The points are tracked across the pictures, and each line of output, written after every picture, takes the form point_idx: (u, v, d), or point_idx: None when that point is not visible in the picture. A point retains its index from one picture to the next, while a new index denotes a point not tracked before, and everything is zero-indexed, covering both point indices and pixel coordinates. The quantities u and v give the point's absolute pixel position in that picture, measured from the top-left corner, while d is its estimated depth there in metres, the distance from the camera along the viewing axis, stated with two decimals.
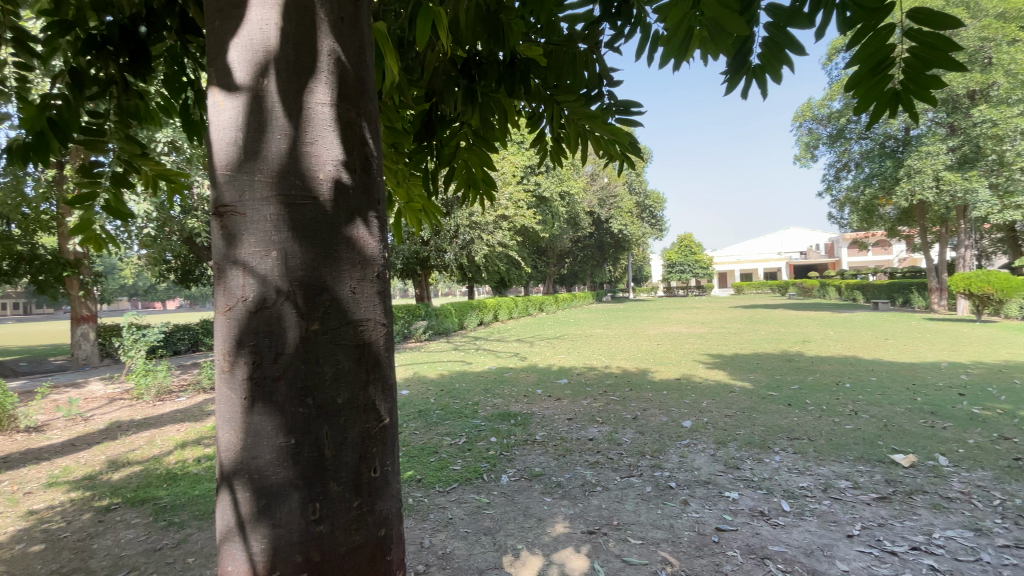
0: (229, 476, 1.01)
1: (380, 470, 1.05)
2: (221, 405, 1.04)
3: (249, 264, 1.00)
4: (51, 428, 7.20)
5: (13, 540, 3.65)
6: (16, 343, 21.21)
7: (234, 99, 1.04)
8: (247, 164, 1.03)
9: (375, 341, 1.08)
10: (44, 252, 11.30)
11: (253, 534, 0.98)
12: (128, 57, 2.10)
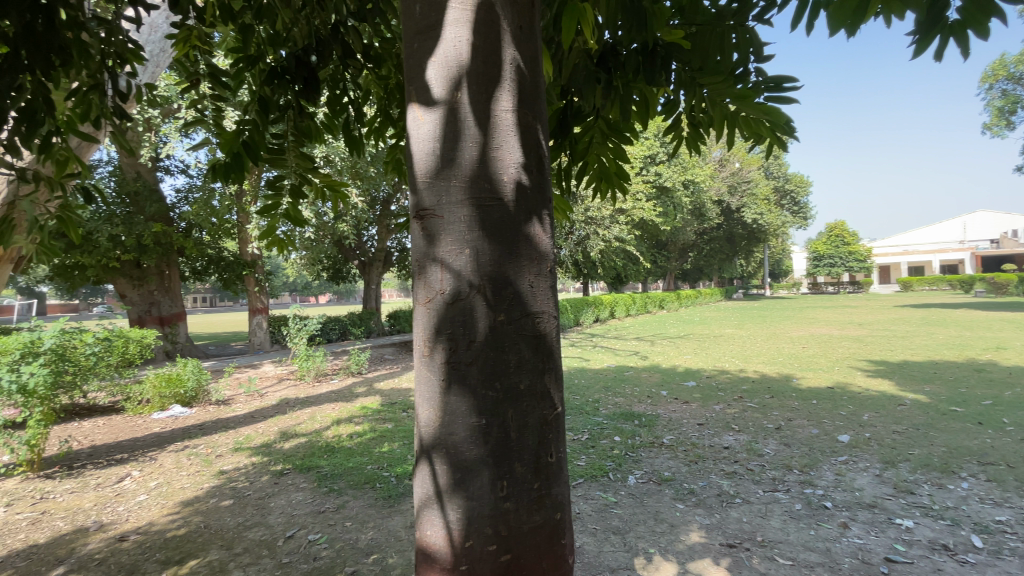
0: (428, 450, 1.13)
1: (555, 455, 1.14)
2: (419, 386, 1.15)
3: (446, 261, 1.10)
4: (238, 401, 8.67)
5: (214, 492, 4.47)
6: (211, 331, 25.95)
7: (432, 112, 1.14)
8: (443, 169, 1.12)
9: (548, 332, 1.16)
10: (229, 255, 13.79)
11: (450, 503, 1.09)
12: (301, 84, 2.39)
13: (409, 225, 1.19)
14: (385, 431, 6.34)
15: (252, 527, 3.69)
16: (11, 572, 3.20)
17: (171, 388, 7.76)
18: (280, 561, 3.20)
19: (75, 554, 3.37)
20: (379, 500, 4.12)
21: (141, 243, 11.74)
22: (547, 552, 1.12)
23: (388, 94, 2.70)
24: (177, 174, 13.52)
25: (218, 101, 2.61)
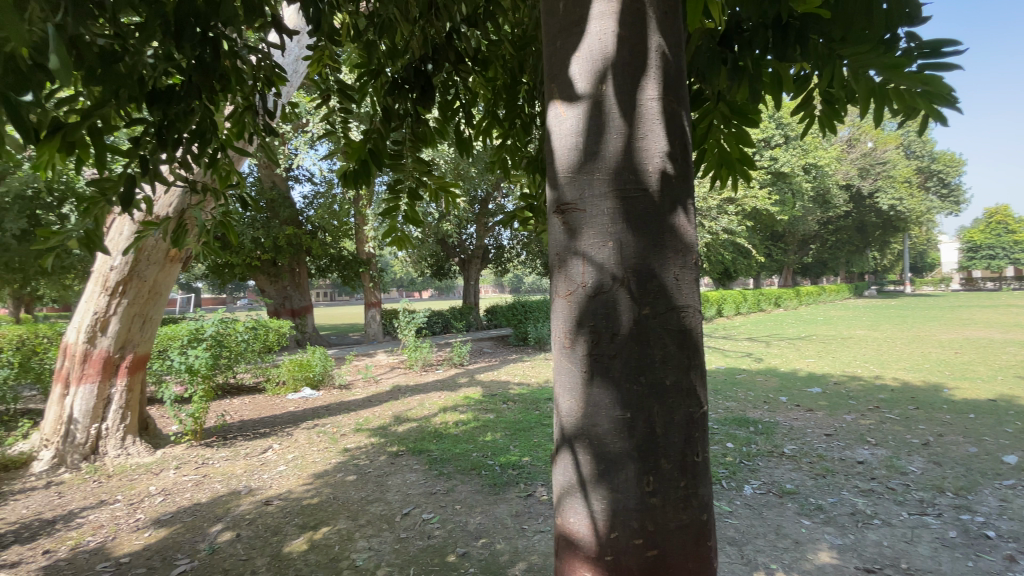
0: (570, 439, 1.12)
1: (701, 455, 1.09)
2: (561, 378, 1.15)
3: (589, 254, 1.10)
4: (357, 386, 9.50)
5: (340, 467, 4.95)
6: (333, 322, 28.83)
7: (575, 107, 1.15)
8: (585, 162, 1.12)
9: (694, 326, 1.11)
10: (348, 254, 15.12)
11: (594, 494, 1.08)
12: (419, 93, 2.54)
13: (550, 218, 1.20)
14: (488, 421, 6.56)
15: (373, 502, 4.03)
16: (186, 522, 3.81)
17: (302, 372, 8.73)
18: (398, 535, 3.47)
19: (231, 513, 3.92)
20: (485, 487, 4.29)
21: (274, 244, 13.29)
22: (693, 554, 1.07)
23: (495, 95, 2.77)
24: (304, 182, 15.07)
25: (345, 114, 2.81)
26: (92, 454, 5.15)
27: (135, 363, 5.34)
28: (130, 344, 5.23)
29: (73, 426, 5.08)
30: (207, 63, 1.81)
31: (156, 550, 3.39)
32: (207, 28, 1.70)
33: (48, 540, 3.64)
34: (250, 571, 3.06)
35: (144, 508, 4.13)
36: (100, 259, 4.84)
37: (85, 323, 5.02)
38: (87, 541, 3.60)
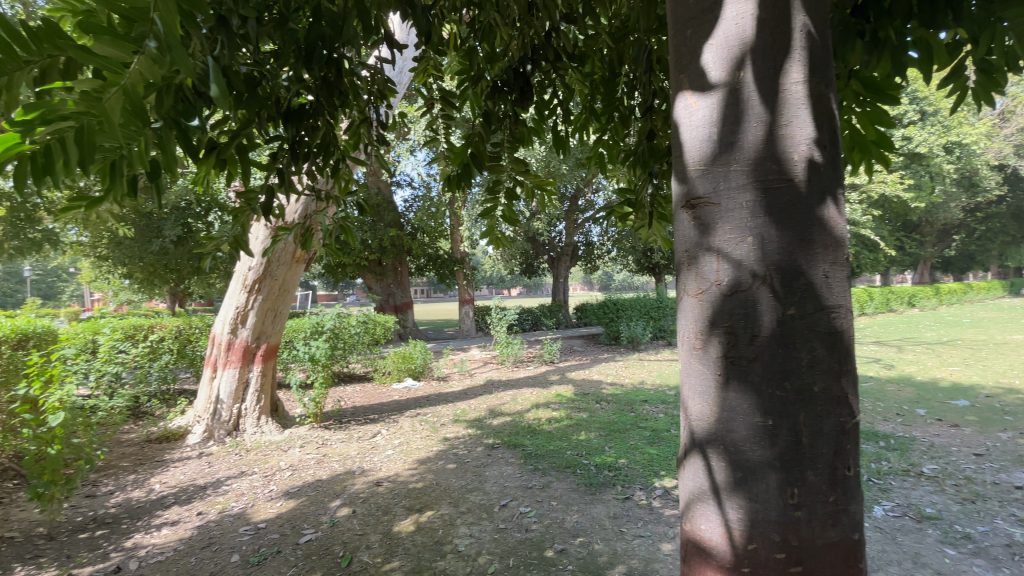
0: (702, 444, 1.07)
1: (853, 469, 0.99)
2: (690, 379, 1.11)
3: (725, 250, 1.04)
4: (453, 379, 9.91)
5: (441, 455, 5.20)
6: (430, 318, 30.35)
7: (708, 98, 1.10)
8: (721, 154, 1.06)
9: (845, 328, 1.02)
10: (444, 253, 15.81)
11: (729, 502, 1.02)
12: (517, 94, 2.49)
13: (677, 214, 1.16)
14: (581, 419, 6.52)
15: (473, 491, 4.19)
16: (310, 496, 4.23)
17: (405, 364, 9.30)
18: (497, 526, 3.57)
19: (347, 491, 4.29)
20: (581, 486, 4.27)
21: (378, 244, 14.26)
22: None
23: (592, 88, 2.69)
24: (405, 186, 16.01)
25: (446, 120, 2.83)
26: (233, 431, 5.90)
27: (268, 352, 6.02)
28: (264, 334, 5.92)
29: (219, 405, 5.87)
30: (332, 84, 1.99)
31: (287, 518, 3.81)
32: (331, 48, 1.82)
33: (202, 502, 4.25)
34: (365, 545, 3.33)
35: (276, 481, 4.65)
36: (241, 261, 5.57)
37: (229, 315, 5.80)
38: (232, 506, 4.13)
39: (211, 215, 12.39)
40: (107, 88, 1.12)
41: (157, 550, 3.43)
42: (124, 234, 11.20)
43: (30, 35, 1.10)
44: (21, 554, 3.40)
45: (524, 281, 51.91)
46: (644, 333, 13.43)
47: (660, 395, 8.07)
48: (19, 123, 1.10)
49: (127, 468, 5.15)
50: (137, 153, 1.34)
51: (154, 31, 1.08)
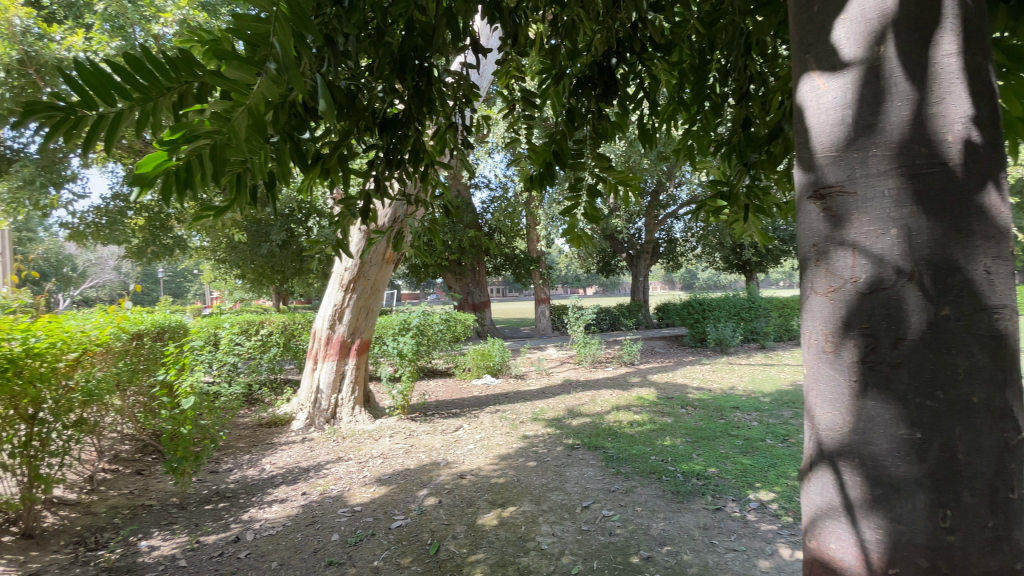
0: (832, 457, 0.99)
1: (1018, 492, 0.87)
2: (818, 386, 1.02)
3: (862, 243, 0.95)
4: (531, 378, 9.99)
5: (521, 452, 5.26)
6: (506, 317, 30.76)
7: (841, 75, 1.00)
8: (857, 138, 0.97)
9: (1009, 331, 0.90)
10: (521, 252, 15.96)
11: (866, 522, 0.93)
12: (601, 89, 2.41)
13: (802, 205, 1.07)
14: (665, 424, 6.29)
15: (554, 490, 4.19)
16: (399, 484, 4.47)
17: (484, 361, 9.49)
18: (580, 527, 3.55)
19: (433, 481, 4.48)
20: (667, 493, 4.12)
21: (458, 245, 14.70)
22: None
23: (681, 78, 2.52)
24: (483, 188, 16.38)
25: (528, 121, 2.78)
26: (331, 419, 6.37)
27: (362, 346, 6.44)
28: (358, 330, 6.34)
29: (319, 395, 6.38)
30: (422, 92, 2.02)
31: (379, 503, 4.05)
32: (421, 58, 1.86)
33: (305, 484, 4.64)
34: (451, 535, 3.45)
35: (368, 467, 4.96)
36: (339, 262, 6.01)
37: (328, 312, 6.27)
38: (331, 488, 4.47)
39: (309, 220, 13.47)
40: (235, 108, 1.24)
41: (268, 524, 3.79)
42: (237, 239, 12.50)
43: (170, 63, 1.25)
44: (158, 520, 3.90)
45: (601, 281, 50.93)
46: (733, 336, 12.66)
47: (751, 401, 7.57)
48: (170, 141, 1.26)
49: (242, 449, 5.75)
50: (258, 165, 1.48)
51: (275, 54, 1.19)
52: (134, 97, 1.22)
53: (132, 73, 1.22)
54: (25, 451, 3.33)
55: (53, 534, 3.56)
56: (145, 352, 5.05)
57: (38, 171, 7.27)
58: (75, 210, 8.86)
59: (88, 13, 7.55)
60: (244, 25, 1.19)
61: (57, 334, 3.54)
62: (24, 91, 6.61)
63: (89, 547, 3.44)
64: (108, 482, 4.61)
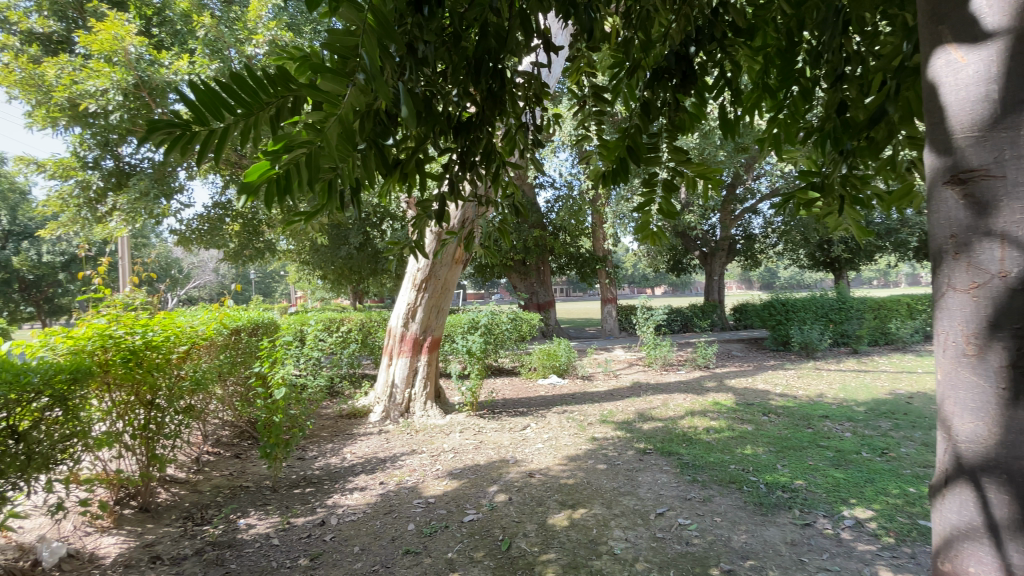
0: (978, 463, 0.96)
1: None
2: (960, 386, 1.01)
3: (1012, 233, 0.92)
4: (598, 379, 9.83)
5: (591, 454, 5.19)
6: (571, 317, 30.53)
7: (982, 51, 0.98)
8: (1006, 120, 0.94)
9: None
10: (587, 251, 15.76)
11: (1018, 533, 0.91)
12: (679, 79, 2.23)
13: (937, 190, 1.06)
14: (745, 432, 5.95)
15: (626, 495, 4.10)
16: (470, 479, 4.57)
17: (550, 361, 9.47)
18: (654, 534, 3.45)
19: (503, 478, 4.53)
20: (749, 504, 3.90)
21: (524, 245, 14.76)
22: None
23: (765, 65, 2.37)
24: (548, 187, 16.34)
25: (599, 116, 2.67)
26: (405, 413, 6.63)
27: (433, 343, 6.66)
28: (430, 328, 6.57)
29: (394, 389, 6.66)
30: (496, 94, 1.99)
31: (451, 497, 4.17)
32: (496, 60, 1.85)
33: (382, 474, 4.86)
34: (522, 532, 3.48)
35: (441, 461, 5.11)
36: (412, 263, 6.29)
37: (402, 311, 6.55)
38: (406, 479, 4.65)
39: (382, 223, 14.09)
40: (327, 119, 1.34)
41: (350, 510, 4.02)
42: (318, 242, 13.32)
43: (268, 80, 1.36)
44: (254, 500, 4.25)
45: (671, 280, 48.99)
46: (821, 340, 11.72)
47: (843, 410, 6.98)
48: (271, 152, 1.36)
49: (325, 438, 6.13)
50: (347, 171, 1.57)
51: (362, 63, 1.25)
52: (237, 112, 1.33)
53: (237, 91, 1.33)
54: (146, 433, 3.74)
55: (166, 508, 3.97)
56: (242, 346, 5.53)
57: (151, 184, 8.14)
58: (181, 217, 9.83)
59: (191, 39, 8.35)
60: (335, 40, 1.27)
61: (171, 329, 3.96)
62: (139, 113, 7.43)
63: (197, 522, 3.81)
64: (211, 463, 5.09)
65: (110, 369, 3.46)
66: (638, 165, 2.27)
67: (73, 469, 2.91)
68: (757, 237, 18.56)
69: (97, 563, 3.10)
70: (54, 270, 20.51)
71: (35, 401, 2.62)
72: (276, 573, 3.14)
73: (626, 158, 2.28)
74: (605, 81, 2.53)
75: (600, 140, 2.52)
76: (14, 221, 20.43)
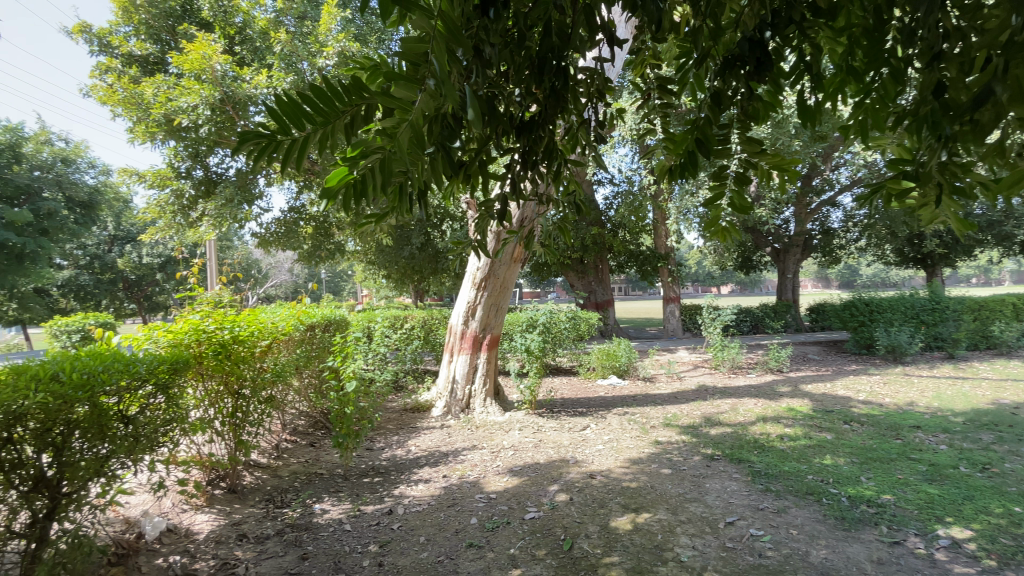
0: None
1: None
2: None
3: None
4: (661, 381, 9.55)
5: (654, 458, 5.05)
6: (630, 316, 29.87)
7: None
8: None
9: None
10: (649, 249, 15.33)
11: None
12: (753, 66, 2.01)
13: None
14: (823, 441, 5.56)
15: (693, 501, 3.95)
16: (531, 477, 4.59)
17: (610, 361, 9.30)
18: (724, 543, 3.31)
19: (564, 478, 4.51)
20: (829, 518, 3.65)
21: (582, 243, 14.59)
22: None
23: (851, 46, 2.15)
24: (607, 184, 16.05)
25: (666, 109, 2.54)
26: (465, 409, 6.75)
27: (492, 341, 6.74)
28: (490, 326, 6.67)
29: (455, 385, 6.81)
30: (558, 91, 1.86)
31: (512, 494, 4.20)
32: (560, 58, 1.79)
33: (445, 467, 4.99)
34: (584, 533, 3.45)
35: (501, 458, 5.17)
36: (472, 262, 6.42)
37: (462, 309, 6.69)
38: (468, 474, 4.74)
39: (442, 223, 14.42)
40: (400, 124, 1.39)
41: (415, 501, 4.15)
42: (382, 242, 13.86)
43: (344, 88, 1.40)
44: (328, 487, 4.50)
45: (738, 278, 46.50)
46: (910, 343, 10.74)
47: (938, 421, 6.35)
48: (350, 158, 1.46)
49: (391, 430, 6.37)
50: (417, 175, 1.62)
51: (434, 69, 1.28)
52: (316, 121, 1.40)
53: (318, 102, 1.40)
54: (233, 420, 4.06)
55: (251, 490, 4.29)
56: (315, 341, 5.88)
57: (235, 191, 8.79)
58: (261, 221, 10.55)
59: (268, 54, 8.91)
60: (407, 48, 1.29)
61: (254, 325, 4.27)
62: (224, 125, 8.03)
63: (277, 504, 4.09)
64: (288, 450, 5.43)
65: (202, 360, 3.77)
66: (707, 158, 2.13)
67: (173, 451, 3.21)
68: (837, 232, 17.26)
69: (193, 537, 3.40)
70: (152, 270, 22.70)
71: (143, 388, 2.91)
72: (349, 557, 3.30)
73: (695, 149, 2.12)
74: (671, 72, 2.40)
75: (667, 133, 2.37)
76: (120, 226, 22.79)
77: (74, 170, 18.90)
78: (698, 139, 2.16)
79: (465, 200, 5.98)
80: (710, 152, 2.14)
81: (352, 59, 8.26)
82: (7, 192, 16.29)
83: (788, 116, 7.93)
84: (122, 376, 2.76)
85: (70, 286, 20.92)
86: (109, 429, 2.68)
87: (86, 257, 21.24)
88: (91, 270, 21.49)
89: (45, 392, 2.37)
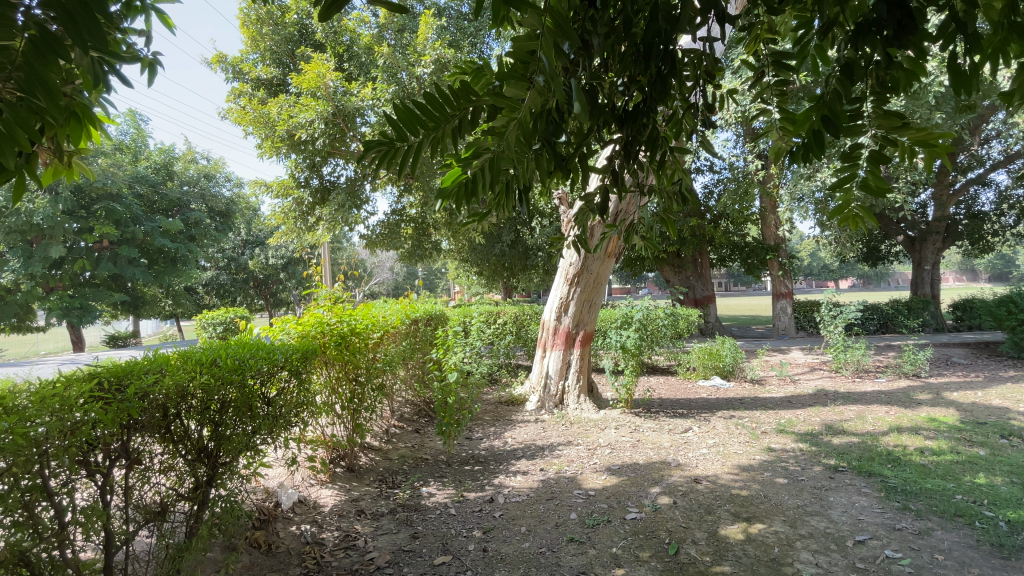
0: None
1: None
2: None
3: None
4: (771, 384, 8.82)
5: (767, 466, 4.68)
6: (733, 314, 28.04)
7: None
8: None
9: None
10: (754, 241, 14.26)
11: None
12: (894, 31, 1.27)
13: None
14: (975, 457, 4.82)
15: (815, 515, 3.62)
16: (630, 477, 4.46)
17: (712, 361, 8.80)
18: (854, 563, 3.01)
19: (665, 480, 4.35)
20: (983, 544, 3.18)
21: (680, 236, 13.95)
22: None
23: None
24: (706, 172, 15.20)
25: (784, 87, 2.01)
26: (559, 404, 6.72)
27: (585, 338, 6.70)
28: (582, 322, 6.62)
29: (548, 380, 6.79)
30: (664, 77, 1.58)
31: (612, 493, 4.13)
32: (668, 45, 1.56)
33: (542, 461, 5.03)
34: (691, 539, 3.31)
35: (598, 455, 5.09)
36: (565, 257, 6.42)
37: (554, 304, 6.70)
38: (565, 469, 4.74)
39: (532, 221, 14.59)
40: (508, 123, 1.38)
41: (515, 492, 4.25)
42: (476, 241, 14.35)
43: (453, 94, 1.43)
44: (433, 472, 4.76)
45: (860, 270, 41.89)
46: None
47: None
48: (463, 159, 1.51)
49: (488, 421, 6.56)
50: (522, 172, 1.58)
51: (542, 66, 1.24)
52: (427, 127, 1.43)
53: (428, 107, 1.43)
54: (352, 405, 4.45)
55: (366, 470, 4.66)
56: (419, 334, 6.30)
57: (346, 197, 9.48)
58: (367, 223, 11.34)
59: (372, 67, 9.49)
60: (518, 47, 1.28)
61: (367, 318, 4.67)
62: (336, 136, 8.74)
63: (389, 485, 4.41)
64: (397, 435, 5.79)
65: (325, 349, 4.15)
66: (837, 140, 1.48)
67: (303, 431, 3.57)
68: (989, 216, 14.91)
69: (320, 509, 3.78)
70: (276, 270, 25.53)
71: (280, 374, 3.31)
72: (455, 540, 3.47)
73: (819, 131, 1.48)
74: (790, 41, 1.76)
75: (783, 111, 1.87)
76: (251, 232, 25.85)
77: (215, 184, 21.84)
78: (824, 115, 1.49)
79: (557, 195, 6.02)
80: (841, 130, 1.47)
81: (447, 65, 8.59)
82: (164, 205, 19.45)
83: (926, 86, 6.97)
84: (264, 363, 3.16)
85: (212, 284, 24.10)
86: (253, 409, 3.05)
87: (224, 259, 24.39)
88: (228, 270, 24.64)
89: (207, 374, 2.75)
